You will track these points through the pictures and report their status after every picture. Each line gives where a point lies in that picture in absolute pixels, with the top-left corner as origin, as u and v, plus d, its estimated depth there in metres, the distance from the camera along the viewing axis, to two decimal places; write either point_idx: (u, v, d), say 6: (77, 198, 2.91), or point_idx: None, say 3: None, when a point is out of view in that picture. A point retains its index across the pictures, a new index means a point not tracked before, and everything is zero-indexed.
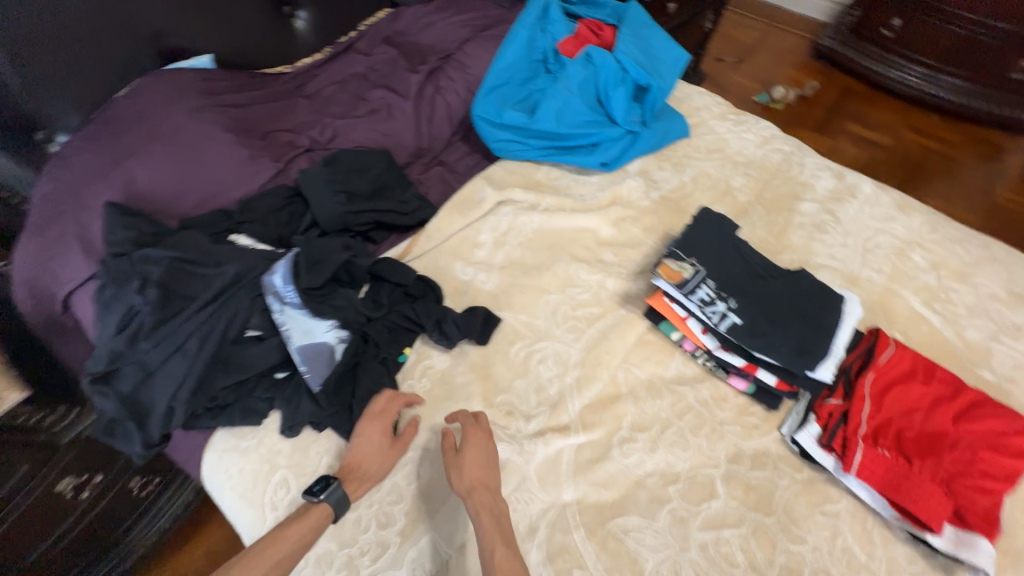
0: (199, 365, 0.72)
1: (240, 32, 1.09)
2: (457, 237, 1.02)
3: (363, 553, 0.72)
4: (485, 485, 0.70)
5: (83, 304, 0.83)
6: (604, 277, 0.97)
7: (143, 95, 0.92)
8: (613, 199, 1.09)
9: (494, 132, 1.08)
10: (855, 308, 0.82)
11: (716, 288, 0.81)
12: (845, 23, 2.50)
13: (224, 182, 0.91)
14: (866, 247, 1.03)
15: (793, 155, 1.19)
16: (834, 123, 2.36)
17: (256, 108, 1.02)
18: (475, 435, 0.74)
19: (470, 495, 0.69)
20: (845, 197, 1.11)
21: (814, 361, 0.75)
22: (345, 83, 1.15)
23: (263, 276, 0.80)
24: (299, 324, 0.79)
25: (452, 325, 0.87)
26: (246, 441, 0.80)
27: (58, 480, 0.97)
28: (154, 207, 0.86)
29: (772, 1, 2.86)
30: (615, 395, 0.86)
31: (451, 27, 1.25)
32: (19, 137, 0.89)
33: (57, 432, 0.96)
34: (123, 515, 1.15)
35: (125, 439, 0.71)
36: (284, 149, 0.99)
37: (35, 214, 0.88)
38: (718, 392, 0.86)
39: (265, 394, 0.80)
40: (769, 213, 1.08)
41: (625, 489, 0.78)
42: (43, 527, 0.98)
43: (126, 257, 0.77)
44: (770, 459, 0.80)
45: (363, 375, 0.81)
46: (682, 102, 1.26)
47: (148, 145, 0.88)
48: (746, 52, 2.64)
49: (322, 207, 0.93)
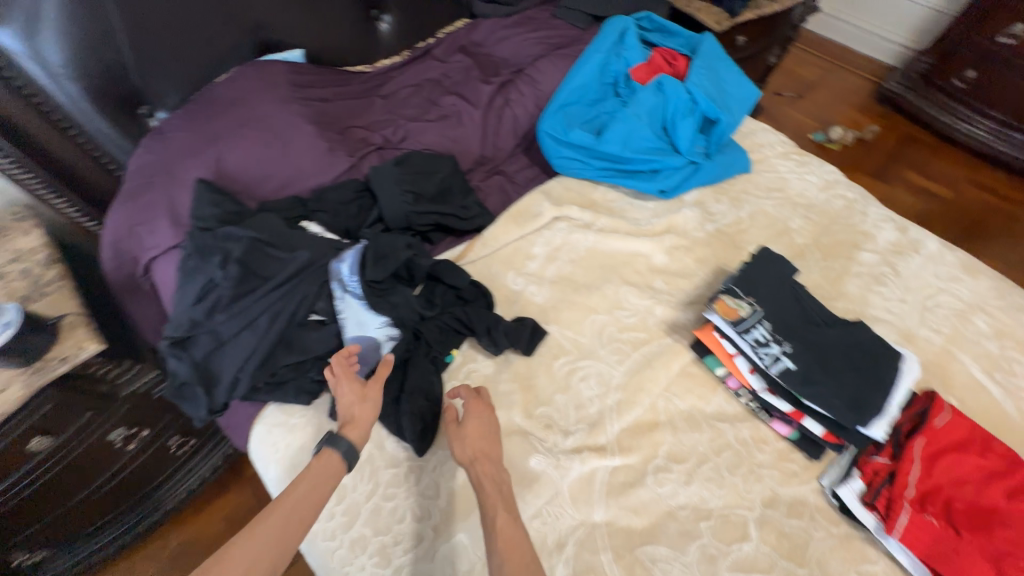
0: (267, 342, 0.77)
1: (330, 31, 1.15)
2: (512, 247, 1.04)
3: (396, 542, 0.74)
4: (487, 456, 0.71)
5: (163, 270, 0.89)
6: (652, 303, 0.98)
7: (240, 82, 0.98)
8: (667, 227, 1.09)
9: (558, 149, 1.12)
10: (915, 368, 0.80)
11: (772, 330, 0.81)
12: (913, 68, 2.42)
13: (304, 171, 0.96)
14: (926, 305, 1.01)
15: (856, 203, 1.17)
16: (891, 169, 2.29)
17: (337, 104, 1.07)
18: (477, 407, 0.76)
19: (472, 465, 0.69)
20: (907, 252, 1.09)
21: (867, 417, 0.74)
22: (419, 87, 1.20)
23: (331, 264, 0.85)
24: (358, 312, 0.83)
25: (502, 334, 0.88)
26: (295, 419, 0.84)
27: (110, 430, 1.03)
28: (237, 188, 0.92)
29: (838, 39, 2.81)
30: (653, 423, 0.86)
31: (526, 43, 1.29)
32: (126, 110, 0.97)
33: (118, 384, 1.01)
34: (160, 469, 1.22)
35: (191, 402, 0.75)
36: (359, 145, 1.04)
37: (128, 180, 0.93)
38: (759, 434, 0.86)
39: (319, 376, 0.82)
40: (827, 259, 1.06)
41: (655, 518, 0.78)
42: (96, 469, 1.06)
43: (211, 232, 0.82)
44: (807, 509, 0.79)
45: (413, 371, 0.83)
46: (745, 137, 1.26)
47: (240, 129, 0.94)
48: (806, 88, 2.60)
49: (390, 204, 0.97)
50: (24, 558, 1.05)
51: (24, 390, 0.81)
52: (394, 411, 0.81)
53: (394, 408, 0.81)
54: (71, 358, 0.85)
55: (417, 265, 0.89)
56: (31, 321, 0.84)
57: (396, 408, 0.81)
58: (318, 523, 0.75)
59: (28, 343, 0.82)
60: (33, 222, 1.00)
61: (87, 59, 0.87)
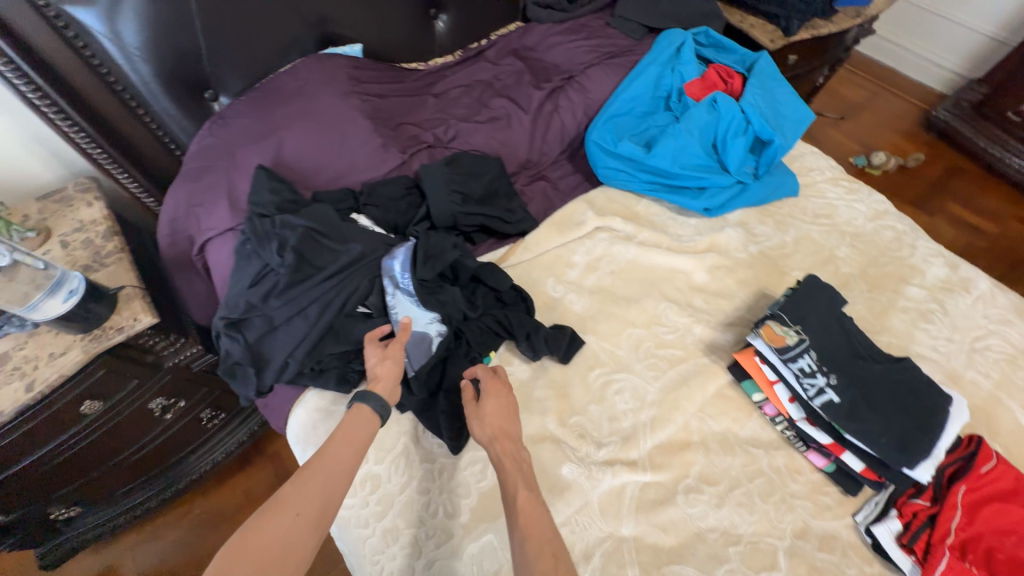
0: (317, 330, 0.79)
1: (389, 27, 1.17)
2: (553, 254, 1.04)
3: (427, 536, 0.76)
4: (506, 433, 0.73)
5: (218, 251, 0.92)
6: (691, 321, 0.97)
7: (303, 74, 1.01)
8: (709, 245, 1.08)
9: (605, 159, 1.11)
10: (964, 412, 0.78)
11: (818, 361, 0.80)
12: (966, 98, 2.34)
13: (357, 165, 0.98)
14: (974, 347, 0.98)
15: (905, 236, 1.14)
16: (934, 200, 2.23)
17: (392, 100, 1.09)
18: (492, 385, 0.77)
19: (491, 443, 0.71)
20: (957, 290, 1.06)
21: (914, 459, 0.73)
22: (470, 88, 1.21)
23: (383, 259, 0.86)
24: (407, 309, 0.85)
25: (542, 340, 0.89)
26: (335, 406, 0.86)
27: (151, 399, 1.07)
28: (293, 177, 0.95)
29: (887, 62, 2.74)
30: (685, 442, 0.86)
31: (579, 49, 1.27)
32: (192, 93, 0.99)
33: (163, 356, 1.04)
34: (190, 439, 1.25)
35: (242, 382, 0.79)
36: (410, 142, 1.05)
37: (190, 162, 0.96)
38: (793, 464, 0.85)
39: (361, 366, 0.85)
40: (872, 290, 1.04)
41: (683, 537, 0.78)
42: (133, 435, 1.09)
43: (269, 219, 0.85)
44: (839, 544, 0.78)
45: (452, 370, 0.85)
46: (794, 160, 1.24)
47: (301, 120, 0.96)
48: (851, 110, 2.54)
49: (438, 204, 0.98)
50: (60, 513, 1.11)
51: (83, 355, 0.85)
52: (432, 408, 0.83)
53: (433, 403, 0.83)
54: (128, 328, 0.89)
55: (463, 265, 0.91)
56: (93, 290, 0.87)
57: (435, 403, 0.83)
58: (352, 509, 0.77)
59: (89, 311, 0.86)
60: (97, 195, 1.05)
61: (161, 43, 0.89)
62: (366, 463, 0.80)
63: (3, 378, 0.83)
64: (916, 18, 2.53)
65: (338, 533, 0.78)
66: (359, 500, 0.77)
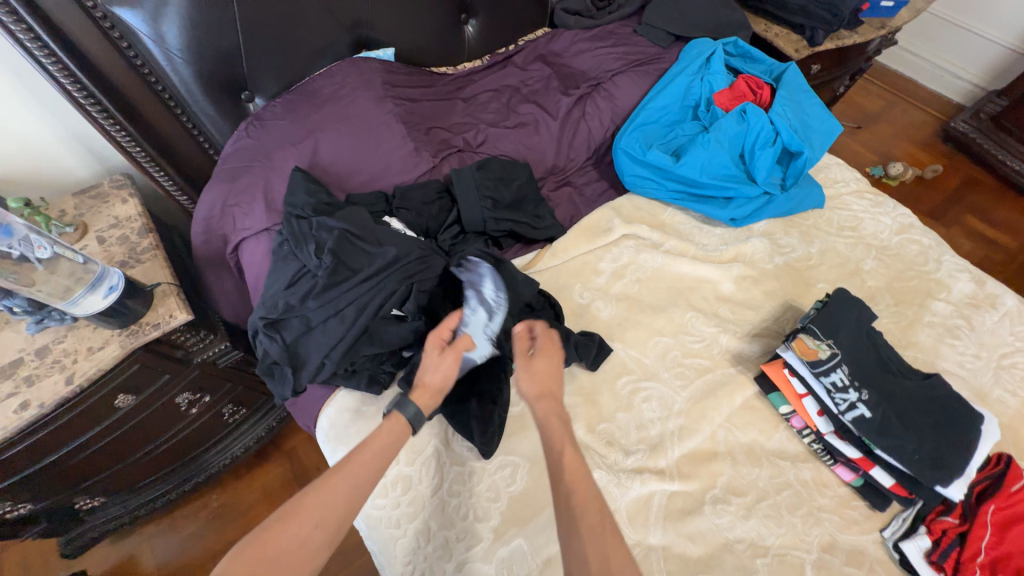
0: (352, 332, 0.80)
1: (421, 33, 1.18)
2: (580, 260, 1.05)
3: (457, 539, 0.77)
4: (551, 394, 0.74)
5: (252, 251, 0.93)
6: (718, 331, 0.98)
7: (338, 78, 1.02)
8: (736, 255, 1.09)
9: (632, 167, 1.12)
10: (996, 430, 0.77)
11: (850, 375, 0.80)
12: (986, 110, 2.33)
13: (390, 168, 1.00)
14: (1001, 364, 0.98)
15: (931, 250, 1.13)
16: (951, 212, 2.22)
17: (423, 105, 1.11)
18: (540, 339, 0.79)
19: (537, 401, 0.72)
20: (984, 306, 1.05)
21: (948, 476, 0.73)
22: (499, 93, 1.22)
23: (480, 275, 0.88)
24: (470, 323, 0.82)
25: (572, 348, 0.89)
26: (366, 406, 0.87)
27: (178, 394, 1.08)
28: (329, 180, 0.96)
29: (905, 72, 2.72)
30: (712, 452, 0.86)
31: (607, 57, 1.28)
32: (229, 94, 1.01)
33: (192, 352, 1.05)
34: (212, 434, 1.27)
35: (279, 381, 0.81)
36: (440, 147, 1.07)
37: (226, 162, 0.98)
38: (820, 477, 0.85)
39: (390, 367, 0.88)
40: (898, 304, 1.04)
41: (710, 547, 0.78)
42: (159, 429, 1.10)
43: (307, 221, 0.86)
44: (866, 559, 0.78)
45: (484, 376, 0.85)
46: (819, 171, 1.25)
47: (336, 123, 0.98)
48: (868, 120, 2.53)
49: (469, 208, 0.99)
50: (84, 502, 1.11)
51: (121, 350, 0.87)
52: (462, 413, 0.83)
53: (462, 408, 0.83)
54: (164, 324, 0.90)
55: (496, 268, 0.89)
56: (131, 286, 0.89)
57: (465, 408, 0.83)
58: (383, 510, 0.77)
59: (127, 307, 0.88)
60: (131, 191, 1.06)
61: (202, 45, 0.91)
62: (398, 463, 0.81)
63: (44, 371, 0.85)
64: (936, 30, 2.52)
65: (369, 533, 0.79)
66: (390, 500, 0.78)
